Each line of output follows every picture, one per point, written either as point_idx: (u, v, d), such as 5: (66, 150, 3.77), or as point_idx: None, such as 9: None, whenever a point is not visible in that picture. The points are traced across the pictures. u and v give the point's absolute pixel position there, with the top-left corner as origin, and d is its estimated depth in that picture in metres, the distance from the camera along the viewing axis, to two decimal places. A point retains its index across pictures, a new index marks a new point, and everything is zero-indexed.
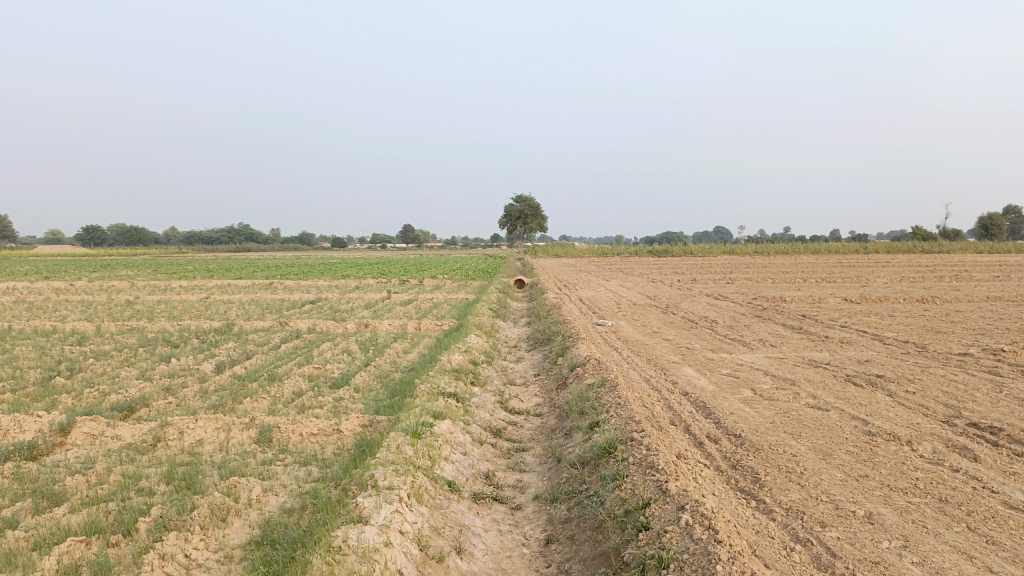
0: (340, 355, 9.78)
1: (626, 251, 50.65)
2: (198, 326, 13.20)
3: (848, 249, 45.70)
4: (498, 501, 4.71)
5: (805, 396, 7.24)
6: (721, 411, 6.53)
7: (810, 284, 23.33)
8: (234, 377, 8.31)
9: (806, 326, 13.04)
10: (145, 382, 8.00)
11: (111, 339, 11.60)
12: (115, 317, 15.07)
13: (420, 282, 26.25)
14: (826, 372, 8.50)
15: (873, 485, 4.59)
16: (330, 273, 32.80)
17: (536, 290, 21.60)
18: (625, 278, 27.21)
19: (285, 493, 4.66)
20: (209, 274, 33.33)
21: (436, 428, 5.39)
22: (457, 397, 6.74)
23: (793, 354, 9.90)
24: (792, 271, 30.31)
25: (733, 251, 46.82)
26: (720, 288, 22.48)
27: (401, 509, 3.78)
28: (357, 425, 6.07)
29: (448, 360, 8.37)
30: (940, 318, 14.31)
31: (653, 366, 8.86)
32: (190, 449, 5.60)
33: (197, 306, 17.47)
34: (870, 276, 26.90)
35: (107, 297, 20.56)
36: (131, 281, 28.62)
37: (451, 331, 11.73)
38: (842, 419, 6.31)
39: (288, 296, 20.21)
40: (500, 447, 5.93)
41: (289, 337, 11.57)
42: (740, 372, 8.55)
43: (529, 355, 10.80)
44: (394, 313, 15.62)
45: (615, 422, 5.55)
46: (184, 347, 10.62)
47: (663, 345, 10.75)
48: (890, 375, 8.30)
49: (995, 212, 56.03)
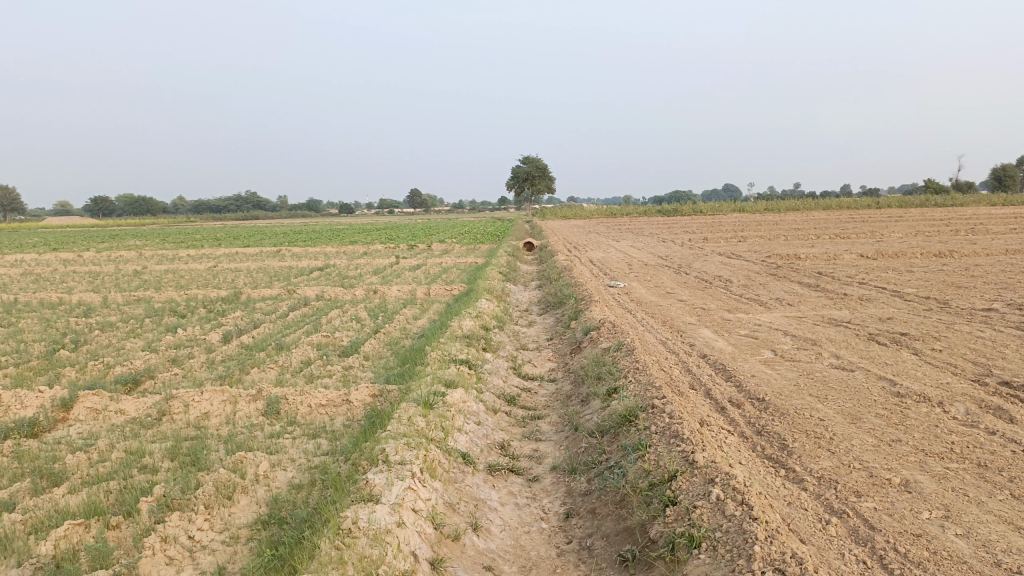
0: (349, 322, 9.60)
1: (635, 211, 50.13)
2: (205, 295, 13.04)
3: (861, 204, 45.06)
4: (514, 472, 4.52)
5: (828, 356, 7.02)
6: (742, 374, 6.32)
7: (824, 241, 22.95)
8: (240, 347, 8.14)
9: (823, 284, 12.75)
10: (150, 354, 7.84)
11: (117, 310, 11.46)
12: (123, 287, 14.93)
13: (428, 246, 25.99)
14: (848, 331, 8.26)
15: (908, 451, 4.38)
16: (338, 239, 32.60)
17: (546, 252, 21.31)
18: (635, 239, 26.82)
19: (293, 469, 4.49)
20: (216, 242, 33.27)
21: (448, 397, 5.20)
22: (469, 364, 6.55)
23: (812, 312, 9.66)
24: (805, 227, 29.86)
25: (744, 209, 46.24)
26: (733, 246, 22.14)
27: (414, 486, 3.59)
28: (368, 395, 5.87)
29: (459, 326, 8.17)
30: (959, 273, 13.98)
31: (669, 327, 8.63)
32: (195, 422, 5.45)
33: (205, 275, 17.31)
34: (885, 231, 26.47)
35: (114, 268, 20.47)
36: (139, 251, 28.52)
37: (462, 296, 11.51)
38: (868, 380, 6.08)
39: (296, 263, 20.02)
40: (514, 415, 5.74)
41: (297, 305, 11.39)
42: (758, 333, 8.32)
43: (541, 319, 10.59)
44: (403, 279, 15.42)
45: (634, 388, 5.34)
46: (192, 317, 10.47)
47: (678, 306, 10.50)
48: (914, 332, 8.04)
49: (1010, 163, 55.08)
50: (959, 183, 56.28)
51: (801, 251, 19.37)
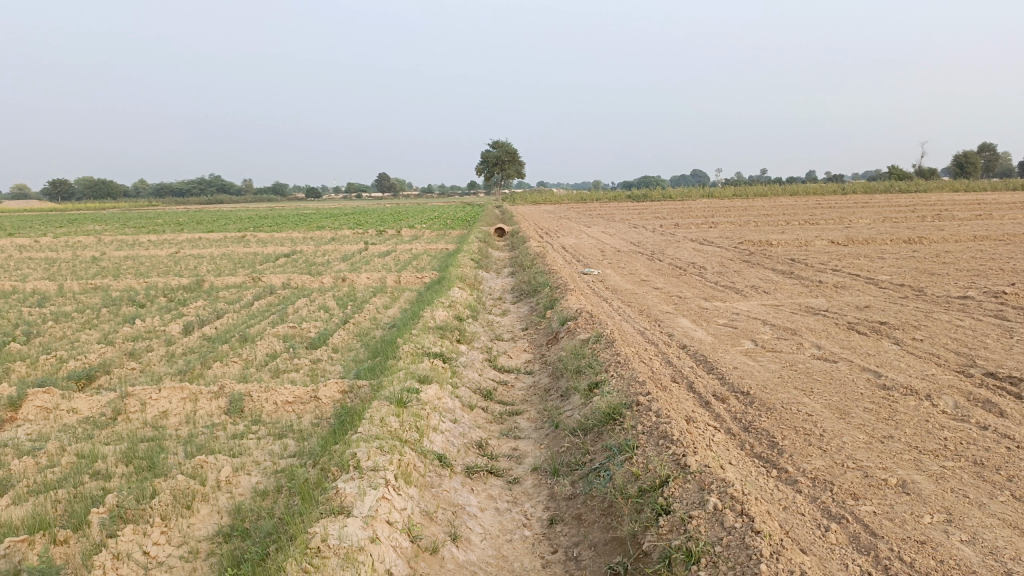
0: (316, 312, 9.27)
1: (605, 196, 50.03)
2: (166, 283, 12.59)
3: (826, 190, 45.39)
4: (494, 474, 4.29)
5: (810, 347, 6.87)
6: (724, 365, 6.15)
7: (793, 227, 22.97)
8: (203, 339, 7.78)
9: (796, 271, 12.68)
10: (107, 347, 7.45)
11: (73, 299, 10.99)
12: (80, 275, 14.38)
13: (398, 232, 25.59)
14: (827, 320, 8.14)
15: (900, 448, 4.23)
16: (306, 224, 32.06)
17: (518, 239, 21.04)
18: (607, 224, 26.68)
19: (258, 473, 4.22)
20: (179, 227, 32.42)
21: (423, 394, 4.94)
22: (444, 357, 6.29)
23: (789, 301, 9.54)
24: (774, 213, 29.95)
25: (713, 194, 46.37)
26: (704, 232, 22.04)
27: (389, 495, 3.34)
28: (337, 391, 5.59)
29: (432, 316, 7.90)
30: (930, 259, 14.02)
31: (647, 317, 8.45)
32: (153, 422, 5.13)
33: (167, 262, 16.76)
34: (854, 217, 26.61)
35: (72, 254, 19.79)
36: (99, 236, 27.66)
37: (433, 284, 11.22)
38: (852, 372, 5.95)
39: (262, 249, 19.53)
40: (491, 411, 5.50)
41: (262, 294, 11.03)
42: (737, 322, 8.17)
43: (515, 308, 10.36)
44: (372, 265, 15.08)
45: (616, 383, 5.13)
46: (151, 307, 10.05)
47: (653, 294, 10.31)
48: (894, 321, 7.94)
49: (971, 150, 55.87)
50: (923, 169, 57.08)
51: (772, 237, 19.34)
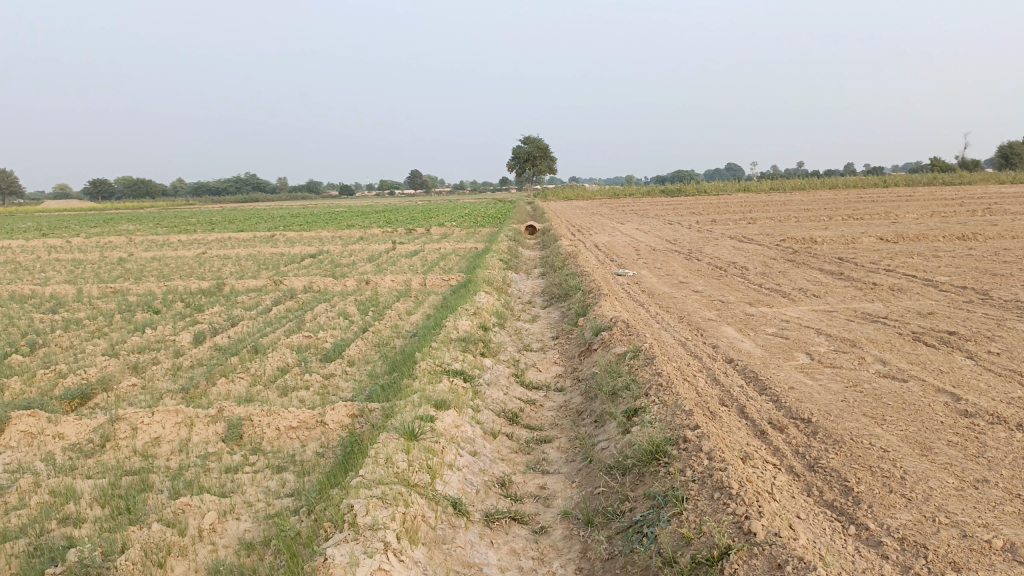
0: (335, 319, 8.76)
1: (639, 191, 49.18)
2: (186, 286, 12.18)
3: (866, 183, 44.01)
4: (518, 521, 3.68)
5: (873, 362, 6.15)
6: (778, 385, 5.48)
7: (838, 223, 21.97)
8: (212, 351, 7.30)
9: (847, 272, 11.86)
10: (109, 359, 7.00)
11: (89, 304, 10.63)
12: (102, 278, 14.10)
13: (428, 230, 25.11)
14: (889, 329, 7.40)
15: (1000, 497, 3.55)
16: (335, 223, 31.74)
17: (550, 237, 20.37)
18: (641, 221, 25.90)
19: (247, 518, 3.67)
20: (211, 226, 32.11)
21: (438, 424, 4.37)
22: (465, 375, 5.70)
23: (842, 306, 8.81)
24: (815, 208, 28.88)
25: (749, 188, 45.20)
26: (743, 229, 21.14)
27: (387, 565, 2.77)
28: (346, 415, 5.02)
29: (455, 326, 7.33)
30: (990, 258, 13.08)
31: (687, 325, 7.79)
32: (143, 452, 4.65)
33: (191, 264, 16.41)
34: (901, 211, 25.48)
35: (98, 255, 19.54)
36: (129, 236, 27.54)
37: (459, 288, 10.65)
38: (926, 395, 5.23)
39: (287, 249, 19.19)
40: (517, 438, 4.90)
41: (282, 298, 10.55)
42: (788, 331, 7.47)
43: (546, 313, 9.75)
44: (398, 267, 14.56)
45: (659, 411, 4.50)
46: (166, 313, 9.62)
47: (693, 298, 9.62)
48: (964, 332, 7.15)
49: (1018, 141, 53.79)
50: (967, 162, 55.24)
51: (815, 234, 18.43)
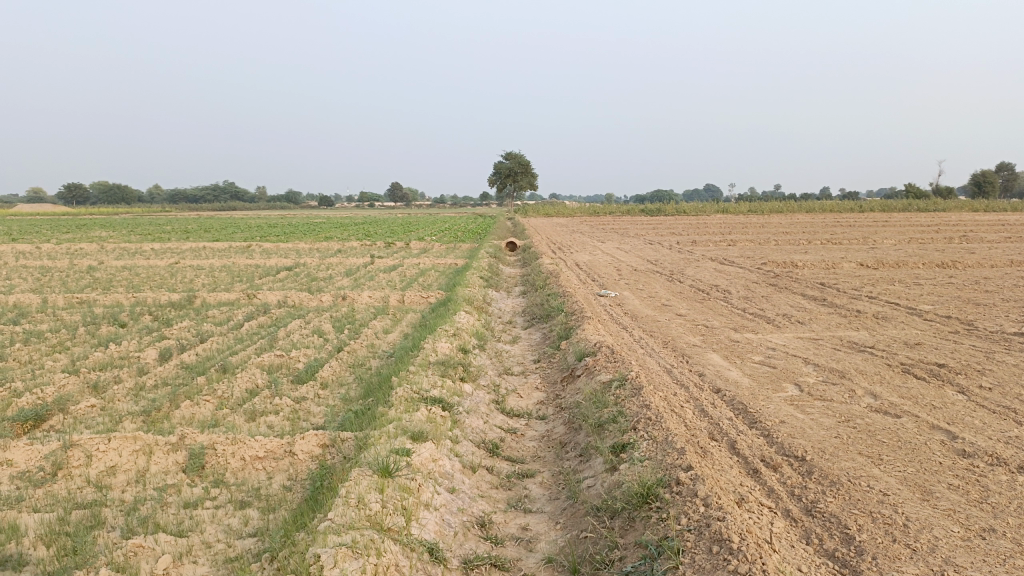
0: (310, 338, 8.45)
1: (618, 208, 49.26)
2: (156, 299, 11.79)
3: (843, 207, 44.40)
4: (499, 567, 3.43)
5: (864, 395, 5.97)
6: (769, 418, 5.28)
7: (817, 247, 21.98)
8: (178, 370, 6.97)
9: (830, 297, 11.74)
10: (68, 377, 6.65)
11: (52, 316, 10.22)
12: (69, 287, 13.64)
13: (407, 244, 24.81)
14: (877, 360, 7.24)
15: (1009, 550, 3.36)
16: (313, 234, 31.30)
17: (530, 254, 20.16)
18: (622, 240, 25.81)
19: (205, 562, 3.39)
20: (186, 235, 31.53)
21: (414, 458, 4.11)
22: (443, 403, 5.45)
23: (828, 333, 8.67)
24: (794, 231, 28.96)
25: (728, 210, 45.41)
26: (723, 251, 21.08)
27: None
28: (316, 445, 4.74)
29: (434, 348, 7.07)
30: (971, 287, 13.04)
31: (672, 351, 7.57)
32: (98, 482, 4.34)
33: (162, 274, 16.00)
34: (879, 236, 25.59)
35: (67, 263, 19.01)
36: (100, 243, 26.89)
37: (438, 306, 10.38)
38: (921, 432, 5.05)
39: (263, 262, 18.83)
40: (498, 472, 4.64)
41: (255, 314, 10.21)
42: (775, 360, 7.29)
43: (527, 334, 9.52)
44: (376, 282, 14.25)
45: (648, 448, 4.29)
46: (132, 327, 9.25)
47: (677, 322, 9.43)
48: (953, 364, 7.01)
49: (990, 169, 54.64)
50: (941, 188, 56.04)
51: (796, 257, 18.38)
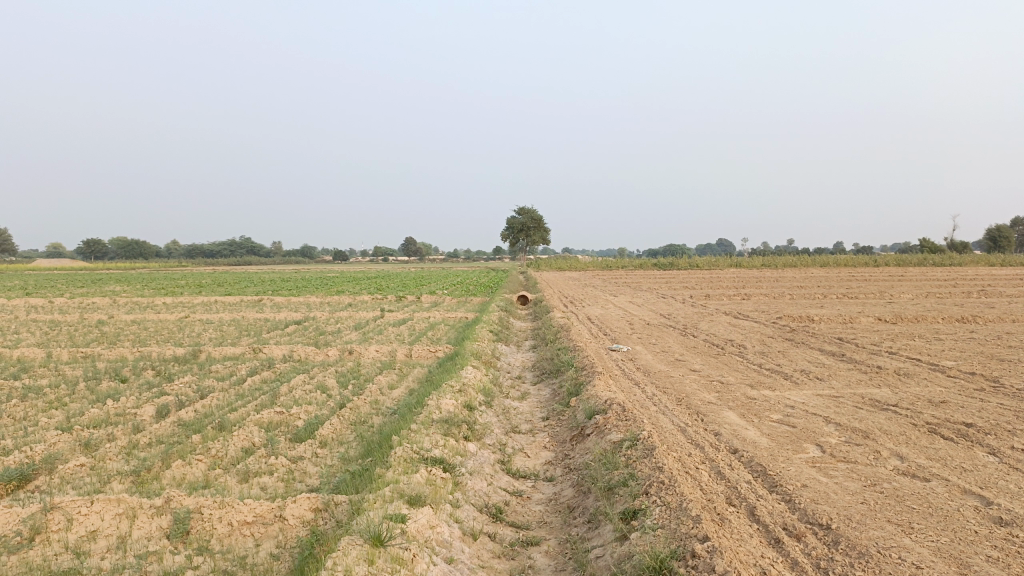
0: (312, 394, 8.22)
1: (631, 262, 49.22)
2: (161, 353, 11.64)
3: (857, 261, 44.12)
4: None
5: (890, 457, 5.65)
6: (789, 482, 4.98)
7: (833, 301, 21.67)
8: (174, 427, 6.75)
9: (849, 353, 11.43)
10: (61, 434, 6.44)
11: (54, 370, 10.06)
12: (76, 341, 13.54)
13: (418, 298, 24.71)
14: (902, 419, 6.92)
15: None
16: (325, 288, 31.31)
17: (541, 308, 19.97)
18: (635, 294, 25.61)
19: None
20: (198, 290, 31.65)
21: (410, 525, 3.85)
22: (445, 464, 5.19)
23: (848, 390, 8.35)
24: (809, 285, 28.67)
25: (741, 264, 45.19)
26: (738, 305, 20.82)
27: None
28: (308, 509, 4.49)
29: (438, 405, 6.83)
30: (994, 342, 12.69)
31: (686, 409, 7.28)
32: (76, 548, 4.09)
33: (170, 328, 15.89)
34: (896, 290, 25.27)
35: (78, 317, 18.98)
36: (113, 297, 26.98)
37: (446, 361, 10.16)
38: (952, 497, 4.73)
39: (272, 315, 18.71)
40: (501, 539, 4.36)
41: (259, 369, 10.01)
42: (794, 418, 6.99)
43: (536, 390, 9.25)
44: (384, 336, 14.07)
45: (661, 516, 4.01)
46: (133, 382, 9.07)
47: (691, 378, 9.15)
48: (982, 424, 6.67)
49: (1005, 224, 54.36)
50: (955, 242, 55.69)
51: (812, 312, 18.08)
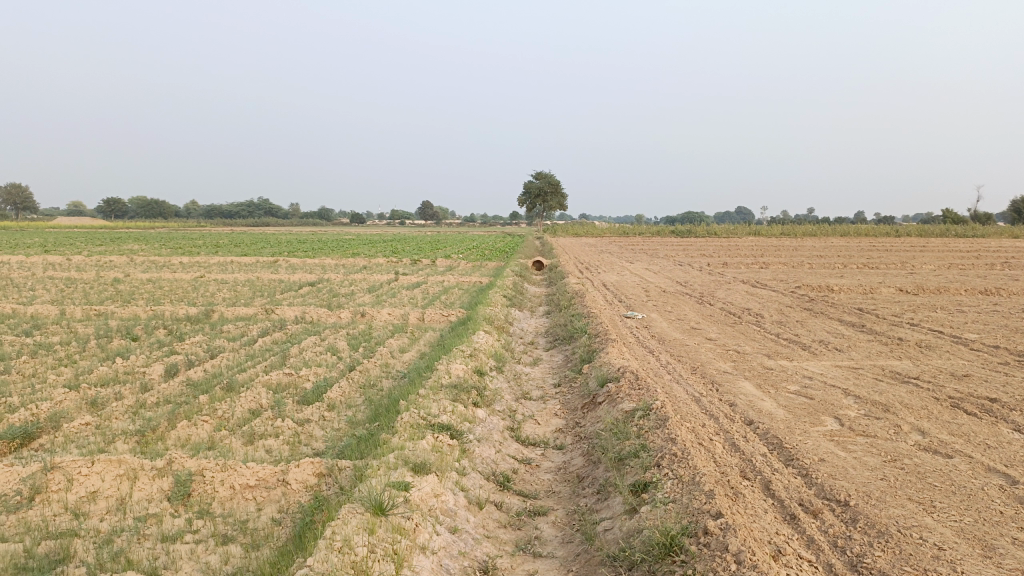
0: (322, 356, 8.13)
1: (649, 229, 48.78)
2: (173, 312, 11.61)
3: (879, 231, 43.45)
4: None
5: (911, 432, 5.48)
6: (807, 456, 4.82)
7: (854, 271, 21.30)
8: (182, 387, 6.68)
9: (869, 324, 11.19)
10: (68, 392, 6.40)
11: (66, 328, 10.04)
12: (90, 299, 13.55)
13: (433, 261, 24.58)
14: (924, 393, 6.72)
15: None
16: (340, 251, 31.20)
17: (557, 274, 19.79)
18: (652, 261, 25.33)
19: None
20: (214, 249, 31.68)
21: (412, 494, 3.74)
22: (452, 431, 5.07)
23: (869, 362, 8.15)
24: (829, 254, 28.27)
25: (760, 232, 44.65)
26: (756, 274, 20.52)
27: None
28: (312, 474, 4.40)
29: (447, 370, 6.71)
30: (1019, 315, 12.38)
31: (701, 379, 7.12)
32: (75, 509, 4.02)
33: (184, 288, 15.88)
34: (918, 261, 24.83)
35: (93, 275, 18.98)
36: (130, 256, 27.04)
37: (458, 326, 10.03)
38: (976, 475, 4.56)
39: (286, 276, 18.65)
40: (507, 509, 4.25)
41: (270, 329, 9.94)
42: (812, 390, 6.82)
43: (548, 356, 9.13)
44: (397, 299, 13.99)
45: (673, 489, 3.88)
46: (143, 341, 9.03)
47: (707, 347, 8.97)
48: (1007, 399, 6.47)
49: None
50: (979, 214, 54.70)
51: (831, 282, 17.79)
